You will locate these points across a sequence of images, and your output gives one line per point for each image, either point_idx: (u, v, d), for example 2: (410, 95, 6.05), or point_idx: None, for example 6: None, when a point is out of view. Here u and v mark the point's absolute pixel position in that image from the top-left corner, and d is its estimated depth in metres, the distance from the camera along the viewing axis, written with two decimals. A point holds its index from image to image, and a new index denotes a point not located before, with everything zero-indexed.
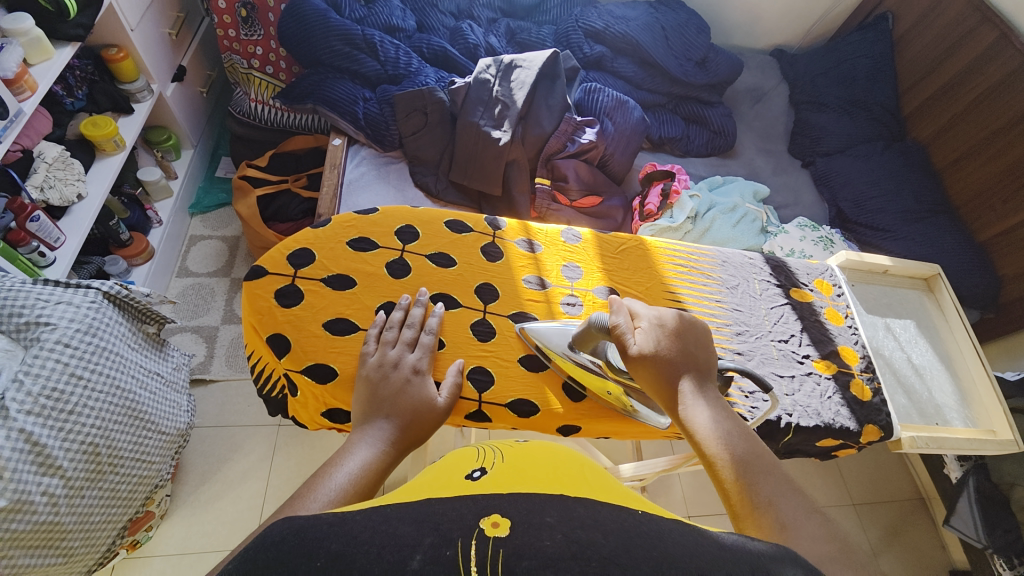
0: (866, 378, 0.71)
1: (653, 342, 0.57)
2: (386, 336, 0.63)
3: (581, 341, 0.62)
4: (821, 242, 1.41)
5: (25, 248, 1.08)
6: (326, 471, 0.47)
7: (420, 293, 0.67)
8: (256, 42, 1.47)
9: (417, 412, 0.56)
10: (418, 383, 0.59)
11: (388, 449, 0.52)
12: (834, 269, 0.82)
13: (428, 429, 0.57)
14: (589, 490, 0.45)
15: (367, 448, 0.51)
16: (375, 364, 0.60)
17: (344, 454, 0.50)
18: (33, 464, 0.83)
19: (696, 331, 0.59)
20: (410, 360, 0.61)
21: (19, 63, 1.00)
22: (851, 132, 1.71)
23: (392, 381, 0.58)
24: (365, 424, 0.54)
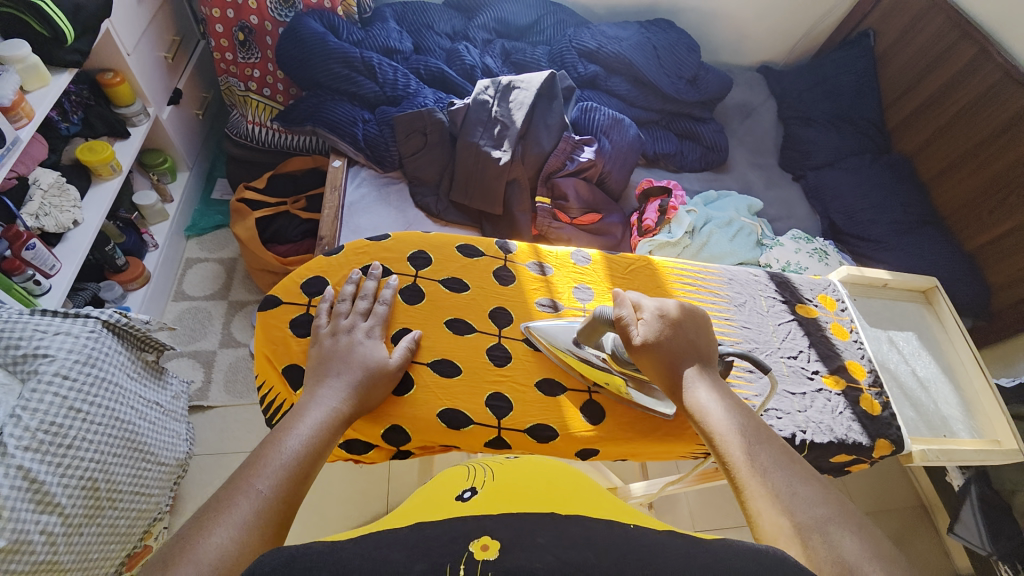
0: (875, 393, 0.72)
1: (657, 333, 0.59)
2: (338, 308, 0.65)
3: (586, 334, 0.63)
4: (816, 254, 1.44)
5: (19, 276, 1.05)
6: (278, 438, 0.51)
7: (371, 268, 0.70)
8: (253, 65, 1.48)
9: (368, 372, 0.59)
10: (370, 346, 0.62)
11: (342, 406, 0.56)
12: (836, 285, 0.83)
13: (381, 390, 0.60)
14: (580, 505, 0.47)
15: (319, 410, 0.54)
16: (328, 334, 0.62)
17: (296, 419, 0.53)
18: (31, 501, 0.80)
19: (697, 319, 0.62)
20: (362, 327, 0.63)
21: (16, 91, 0.99)
22: (839, 146, 1.75)
23: (343, 346, 0.61)
24: (316, 386, 0.57)
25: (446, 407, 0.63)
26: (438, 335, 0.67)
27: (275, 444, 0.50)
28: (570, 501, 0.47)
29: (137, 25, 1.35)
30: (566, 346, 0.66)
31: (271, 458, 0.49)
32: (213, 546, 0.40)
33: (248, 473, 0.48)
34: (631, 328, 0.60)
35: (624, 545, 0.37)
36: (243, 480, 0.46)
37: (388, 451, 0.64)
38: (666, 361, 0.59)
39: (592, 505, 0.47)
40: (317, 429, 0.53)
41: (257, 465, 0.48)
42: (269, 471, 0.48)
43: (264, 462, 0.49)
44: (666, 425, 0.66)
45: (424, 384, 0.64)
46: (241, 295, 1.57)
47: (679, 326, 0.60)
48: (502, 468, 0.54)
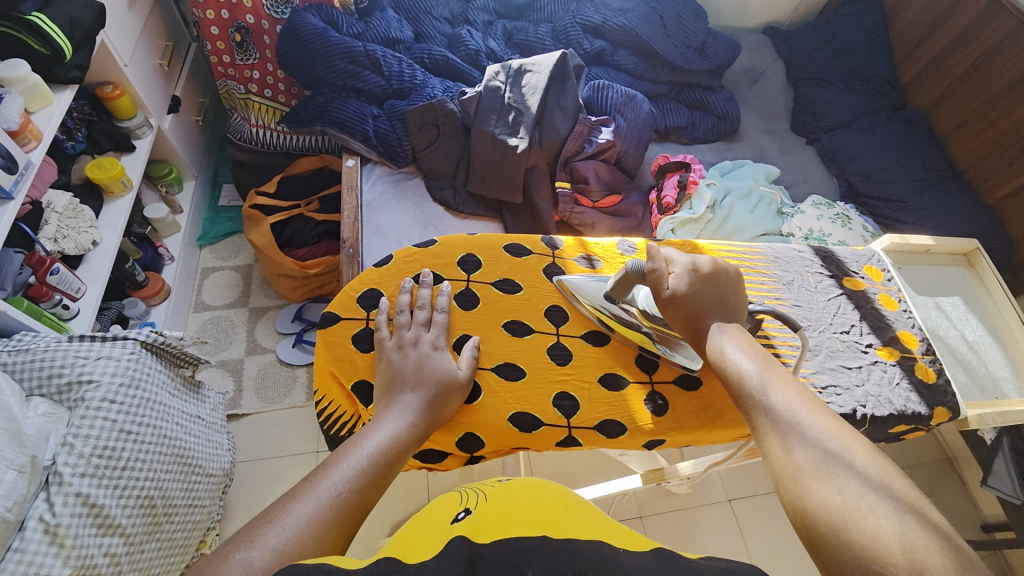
0: (929, 361, 0.72)
1: (689, 285, 0.61)
2: (398, 320, 0.64)
3: (618, 288, 0.65)
4: (838, 219, 1.42)
5: (47, 302, 1.04)
6: (357, 440, 0.52)
7: (421, 278, 0.69)
8: (252, 66, 1.44)
9: (440, 387, 0.59)
10: (437, 357, 0.61)
11: (418, 420, 0.56)
12: (880, 254, 0.83)
13: (454, 403, 0.60)
14: (572, 524, 0.44)
15: (395, 421, 0.55)
16: (394, 346, 0.62)
17: (375, 427, 0.54)
18: (93, 525, 0.81)
19: (729, 276, 0.63)
20: (427, 338, 0.63)
21: (21, 113, 0.94)
22: (853, 105, 1.71)
23: (413, 359, 0.60)
24: (392, 397, 0.57)
25: (515, 410, 0.63)
26: (498, 338, 0.67)
27: (352, 445, 0.51)
28: (563, 519, 0.44)
29: (131, 34, 1.31)
30: (597, 299, 0.69)
31: (350, 459, 0.50)
32: (291, 538, 0.41)
33: (328, 468, 0.49)
34: (663, 280, 0.62)
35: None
36: (321, 474, 0.48)
37: (461, 458, 0.64)
38: (692, 315, 0.61)
39: (586, 525, 0.44)
40: (394, 442, 0.53)
41: (335, 461, 0.50)
42: (347, 470, 0.49)
43: (342, 460, 0.50)
44: (732, 412, 0.66)
45: (491, 388, 0.64)
46: (261, 301, 1.57)
47: (711, 280, 0.62)
48: (496, 491, 0.51)
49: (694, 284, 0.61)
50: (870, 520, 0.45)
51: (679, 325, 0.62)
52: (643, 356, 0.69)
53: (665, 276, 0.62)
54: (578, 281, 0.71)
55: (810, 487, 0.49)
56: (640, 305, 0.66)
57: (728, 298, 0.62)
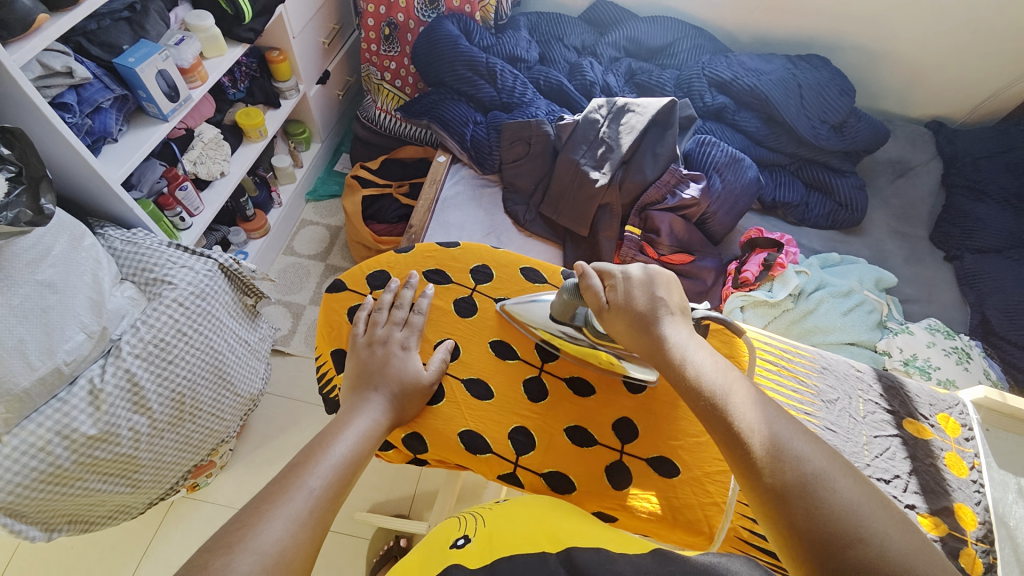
0: (981, 550, 0.58)
1: (626, 294, 0.61)
2: (376, 317, 0.67)
3: (560, 311, 0.66)
4: (953, 354, 1.19)
5: (170, 212, 1.25)
6: (328, 440, 0.54)
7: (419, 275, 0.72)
8: (391, 58, 1.60)
9: (403, 387, 0.61)
10: (405, 358, 0.63)
11: (382, 418, 0.59)
12: (966, 406, 0.68)
13: (417, 404, 0.62)
14: (569, 537, 0.45)
15: (363, 420, 0.57)
16: (365, 342, 0.64)
17: (342, 425, 0.56)
18: (129, 401, 0.94)
19: (669, 282, 0.62)
20: (398, 338, 0.65)
21: (195, 56, 1.14)
22: (1017, 230, 1.43)
23: (379, 357, 0.63)
24: (358, 395, 0.59)
25: (468, 428, 0.63)
26: (479, 354, 0.68)
27: (324, 446, 0.54)
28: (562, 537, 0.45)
29: (306, 13, 1.54)
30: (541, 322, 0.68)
31: (320, 460, 0.52)
32: (273, 538, 0.43)
33: (299, 469, 0.51)
34: (599, 296, 0.62)
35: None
36: (294, 477, 0.50)
37: (405, 455, 0.64)
38: (637, 328, 0.59)
39: (581, 537, 0.45)
40: (361, 438, 0.56)
41: (307, 463, 0.51)
42: (320, 470, 0.51)
43: (313, 462, 0.52)
44: (701, 515, 0.59)
45: (455, 399, 0.64)
46: (337, 260, 1.72)
47: (648, 288, 0.61)
48: (493, 514, 0.52)
49: (634, 293, 0.61)
50: (874, 538, 0.41)
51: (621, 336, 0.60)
52: (619, 421, 0.64)
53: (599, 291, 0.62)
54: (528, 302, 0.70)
55: (803, 506, 0.44)
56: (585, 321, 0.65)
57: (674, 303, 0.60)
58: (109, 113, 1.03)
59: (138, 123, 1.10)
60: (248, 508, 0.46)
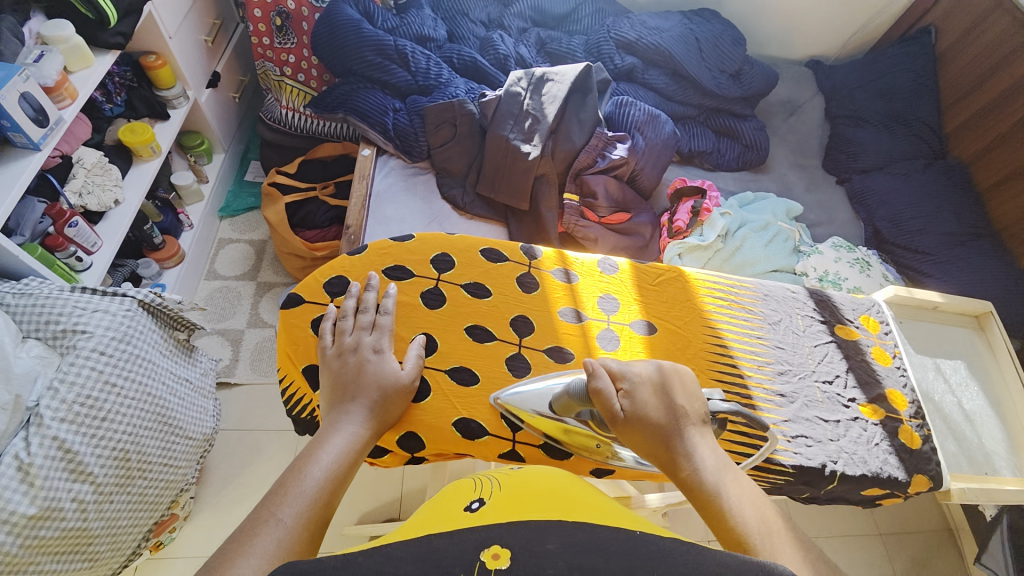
0: (916, 425, 0.68)
1: (637, 402, 0.57)
2: (342, 325, 0.64)
3: (562, 405, 0.61)
4: (857, 264, 1.35)
5: (62, 252, 1.09)
6: (301, 465, 0.52)
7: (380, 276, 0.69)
8: (289, 51, 1.48)
9: (382, 391, 0.59)
10: (380, 362, 0.61)
11: (363, 430, 0.57)
12: (881, 305, 0.79)
13: (399, 405, 0.61)
14: (586, 512, 0.48)
15: (341, 436, 0.55)
16: (335, 354, 0.62)
17: (318, 446, 0.54)
18: (64, 470, 0.84)
19: (688, 386, 0.59)
20: (368, 342, 0.63)
21: (59, 72, 1.00)
22: (890, 148, 1.64)
23: (352, 365, 0.60)
24: (337, 410, 0.57)
25: (461, 416, 0.64)
26: (457, 342, 0.68)
27: (296, 472, 0.51)
28: (577, 507, 0.49)
29: (179, 9, 1.38)
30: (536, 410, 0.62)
31: (296, 485, 0.50)
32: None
33: (274, 500, 0.48)
34: (612, 400, 0.57)
35: (627, 554, 0.38)
36: (265, 509, 0.47)
37: (402, 457, 0.64)
38: (653, 429, 0.56)
39: (593, 514, 0.48)
40: (339, 456, 0.54)
41: (278, 494, 0.49)
42: (291, 499, 0.48)
43: (288, 490, 0.49)
44: None
45: (441, 391, 0.64)
46: (269, 277, 1.61)
47: (666, 393, 0.58)
48: (508, 479, 0.55)
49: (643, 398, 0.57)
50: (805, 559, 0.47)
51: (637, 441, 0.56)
52: None
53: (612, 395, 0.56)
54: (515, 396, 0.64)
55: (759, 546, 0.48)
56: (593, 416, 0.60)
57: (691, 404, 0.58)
58: None
59: (3, 157, 0.95)
60: (218, 554, 0.44)
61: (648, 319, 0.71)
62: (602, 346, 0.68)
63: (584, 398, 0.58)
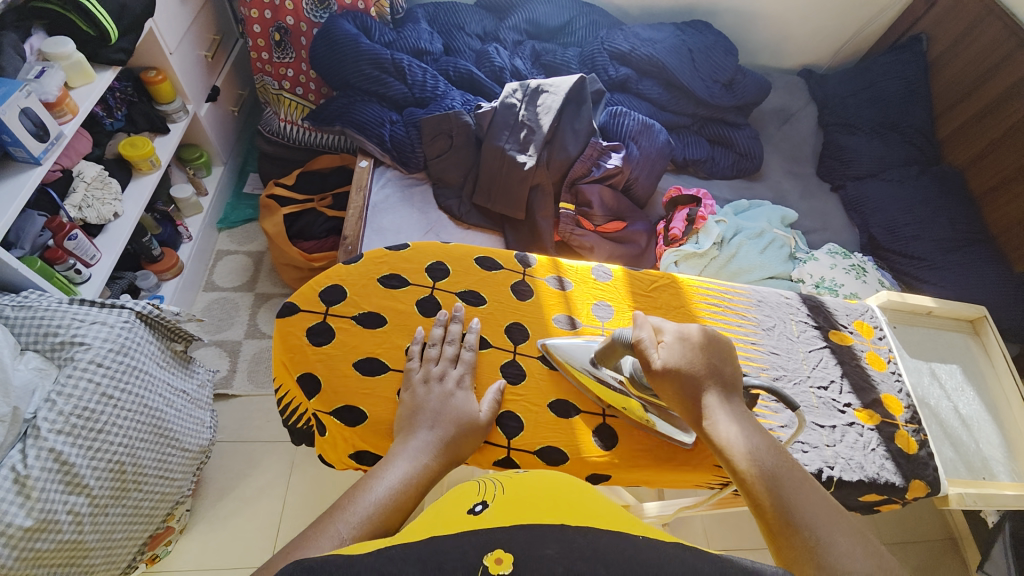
0: (912, 430, 0.68)
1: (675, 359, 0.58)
2: (428, 352, 0.65)
3: (603, 357, 0.64)
4: (853, 270, 1.36)
5: (62, 265, 1.10)
6: (366, 483, 0.53)
7: (457, 308, 0.69)
8: (288, 65, 1.51)
9: (459, 427, 0.60)
10: (461, 398, 0.63)
11: (431, 462, 0.57)
12: (874, 311, 0.79)
13: (472, 444, 0.61)
14: (592, 518, 0.46)
15: (408, 463, 0.56)
16: (420, 380, 0.63)
17: (385, 468, 0.55)
18: (60, 482, 0.84)
19: (725, 345, 0.60)
20: (453, 375, 0.64)
21: (61, 87, 1.01)
22: (883, 155, 1.65)
23: (436, 396, 0.62)
24: (409, 434, 0.59)
25: None
26: None
27: (362, 489, 0.53)
28: (580, 511, 0.47)
29: (179, 25, 1.40)
30: (582, 366, 0.66)
31: (359, 504, 0.51)
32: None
33: (336, 513, 0.50)
34: (650, 353, 0.60)
35: (623, 567, 0.38)
36: (330, 522, 0.49)
37: None
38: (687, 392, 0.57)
39: (598, 518, 0.46)
40: (403, 483, 0.54)
41: (341, 509, 0.50)
42: (352, 517, 0.49)
43: (350, 507, 0.50)
44: (682, 453, 0.66)
45: None
46: (267, 288, 1.61)
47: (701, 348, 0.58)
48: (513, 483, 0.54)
49: (685, 356, 0.58)
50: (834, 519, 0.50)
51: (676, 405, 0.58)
52: None
53: (650, 348, 0.59)
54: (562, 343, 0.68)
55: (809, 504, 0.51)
56: (629, 373, 0.63)
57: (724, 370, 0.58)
58: None
59: (3, 172, 0.96)
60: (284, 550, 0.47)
61: None
62: None
63: (628, 347, 0.62)
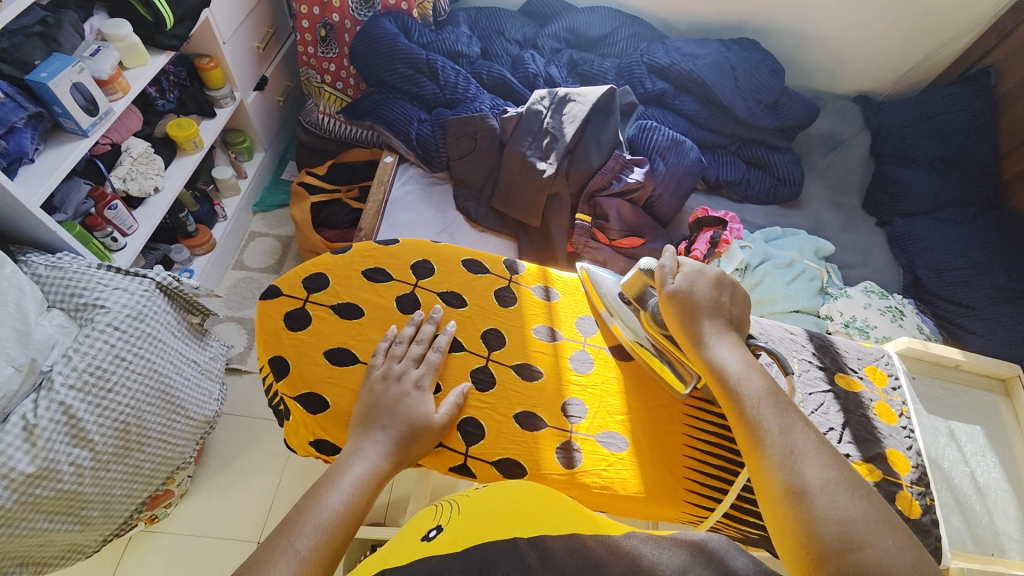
0: (917, 493, 0.63)
1: (686, 285, 0.65)
2: (393, 350, 0.66)
3: (630, 284, 0.72)
4: (889, 312, 1.26)
5: (100, 232, 1.19)
6: (320, 494, 0.54)
7: (433, 310, 0.70)
8: (331, 60, 1.57)
9: (411, 428, 0.60)
10: (416, 398, 0.62)
11: (383, 462, 0.58)
12: (891, 358, 0.74)
13: (424, 447, 0.61)
14: (543, 524, 0.44)
15: (361, 465, 0.57)
16: (379, 377, 0.63)
17: (338, 473, 0.56)
18: (66, 434, 0.89)
19: (740, 293, 0.66)
20: (413, 375, 0.64)
21: (114, 66, 1.09)
22: (939, 192, 1.53)
23: (392, 395, 0.62)
24: (364, 435, 0.59)
25: None
26: None
27: (315, 500, 0.53)
28: (531, 518, 0.45)
29: (234, 17, 1.48)
30: (609, 294, 0.75)
31: (312, 517, 0.51)
32: None
33: (289, 528, 0.51)
34: (665, 278, 0.66)
35: None
36: (282, 538, 0.49)
37: None
38: (688, 313, 0.63)
39: (548, 523, 0.44)
40: (357, 486, 0.55)
41: (295, 522, 0.51)
42: (308, 529, 0.50)
43: (303, 519, 0.51)
44: (653, 483, 0.64)
45: None
46: None
47: (715, 282, 0.65)
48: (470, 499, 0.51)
49: (696, 284, 0.65)
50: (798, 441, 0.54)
51: (675, 324, 0.64)
52: (569, 402, 0.68)
53: (666, 273, 0.66)
54: (597, 271, 0.78)
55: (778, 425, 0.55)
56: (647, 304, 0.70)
57: (727, 303, 0.64)
58: (24, 133, 0.96)
59: (55, 141, 1.04)
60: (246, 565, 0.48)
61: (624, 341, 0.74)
62: (574, 367, 0.71)
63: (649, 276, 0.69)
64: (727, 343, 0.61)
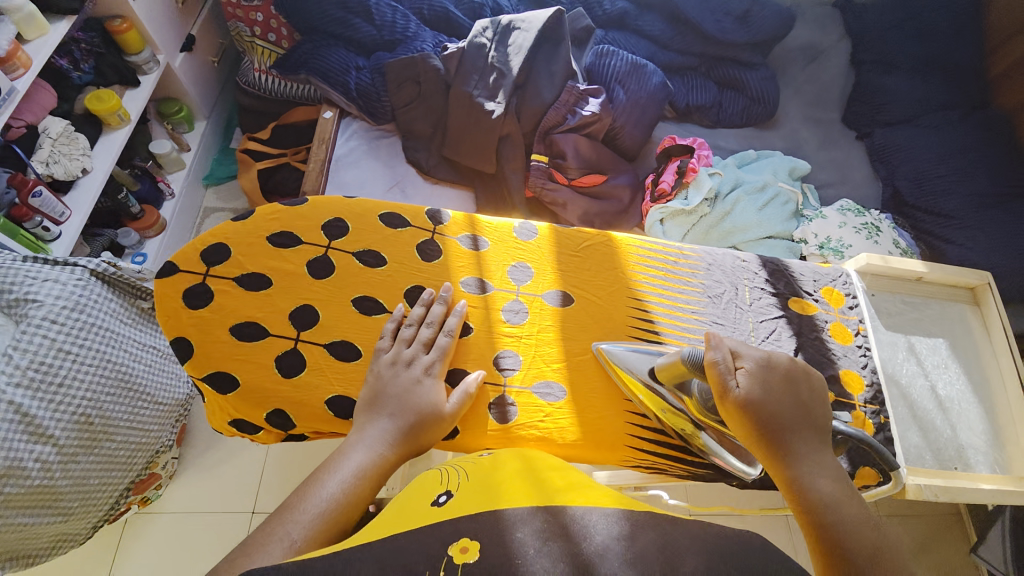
0: (870, 411, 0.65)
1: (761, 387, 0.57)
2: (403, 333, 0.65)
3: (667, 371, 0.62)
4: (864, 229, 1.21)
5: (29, 222, 1.13)
6: (321, 477, 0.55)
7: (440, 289, 0.68)
8: (256, 8, 1.40)
9: (420, 417, 0.59)
10: (427, 387, 0.61)
11: (388, 452, 0.58)
12: (849, 276, 0.74)
13: (434, 435, 0.61)
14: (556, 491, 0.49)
15: (364, 452, 0.57)
16: (388, 361, 0.63)
17: (339, 459, 0.57)
18: (24, 433, 0.88)
19: (814, 383, 0.59)
20: (423, 361, 0.63)
21: (11, 40, 0.99)
22: (922, 96, 1.43)
23: (401, 385, 0.61)
24: (370, 420, 0.59)
25: (334, 394, 0.64)
26: (340, 315, 0.67)
27: (314, 485, 0.55)
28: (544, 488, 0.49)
29: None
30: (639, 374, 0.64)
31: (308, 504, 0.53)
32: None
33: (286, 514, 0.52)
34: (728, 377, 0.57)
35: None
36: (280, 524, 0.51)
37: (277, 434, 0.67)
38: (767, 420, 0.56)
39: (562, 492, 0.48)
40: (359, 476, 0.56)
41: (289, 510, 0.53)
42: (303, 517, 0.52)
43: (300, 506, 0.53)
44: (593, 432, 0.64)
45: (317, 366, 0.65)
46: None
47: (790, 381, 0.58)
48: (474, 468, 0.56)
49: (765, 386, 0.57)
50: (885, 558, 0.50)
51: (746, 432, 0.57)
52: (503, 355, 0.67)
53: (730, 371, 0.57)
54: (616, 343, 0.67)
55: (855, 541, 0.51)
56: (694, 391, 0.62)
57: (808, 402, 0.57)
58: None
59: None
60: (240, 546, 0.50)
61: (562, 287, 0.71)
62: (506, 318, 0.68)
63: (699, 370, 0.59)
64: (812, 454, 0.56)
